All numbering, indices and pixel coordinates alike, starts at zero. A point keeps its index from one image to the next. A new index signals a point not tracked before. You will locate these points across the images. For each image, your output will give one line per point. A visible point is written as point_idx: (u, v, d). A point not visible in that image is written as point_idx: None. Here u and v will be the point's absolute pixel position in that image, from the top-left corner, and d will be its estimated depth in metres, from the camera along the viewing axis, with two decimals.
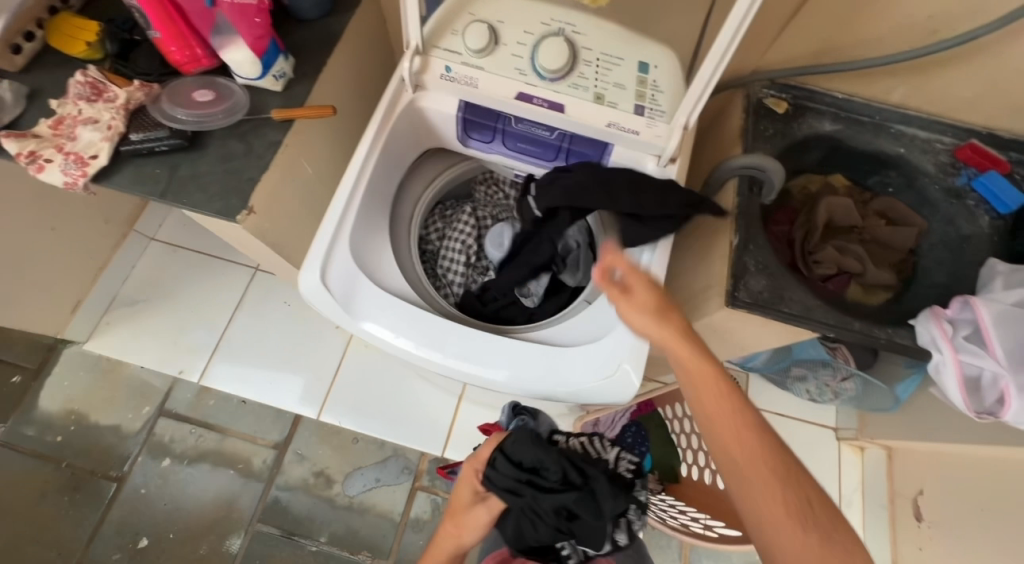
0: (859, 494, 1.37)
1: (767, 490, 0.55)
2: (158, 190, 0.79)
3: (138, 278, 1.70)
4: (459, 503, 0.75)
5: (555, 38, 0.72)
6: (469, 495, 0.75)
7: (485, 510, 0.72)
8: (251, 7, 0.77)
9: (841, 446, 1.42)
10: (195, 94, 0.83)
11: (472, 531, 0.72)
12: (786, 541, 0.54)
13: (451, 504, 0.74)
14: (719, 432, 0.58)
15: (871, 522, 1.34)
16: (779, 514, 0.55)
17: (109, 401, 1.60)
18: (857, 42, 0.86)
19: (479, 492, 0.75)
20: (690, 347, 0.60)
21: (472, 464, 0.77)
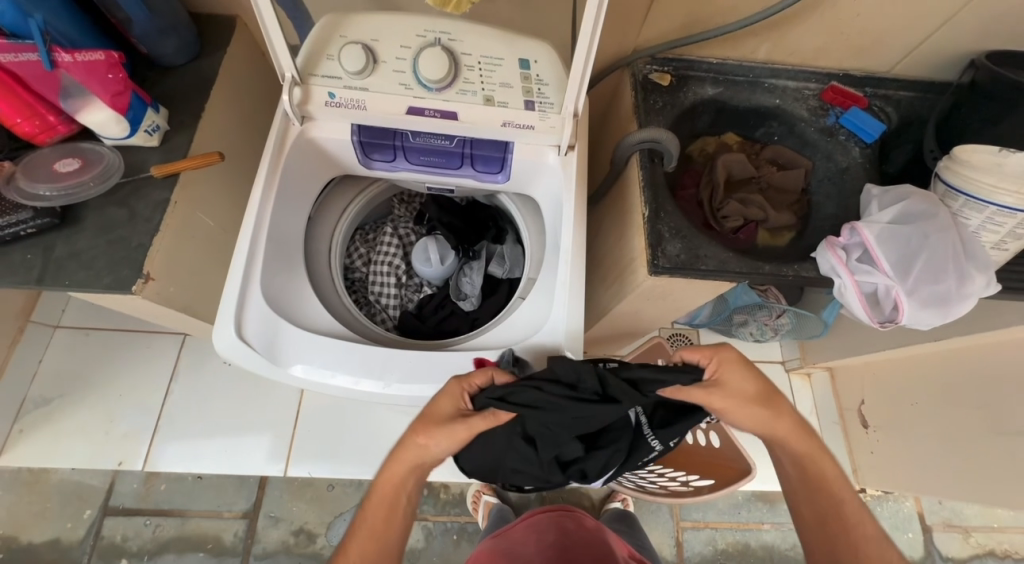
0: (814, 417, 1.48)
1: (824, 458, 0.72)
2: (33, 277, 0.71)
3: (49, 372, 1.54)
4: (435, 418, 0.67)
5: (433, 48, 0.72)
6: (449, 410, 0.67)
7: (462, 428, 0.64)
8: (100, 63, 0.70)
9: (790, 376, 1.53)
10: (58, 165, 0.76)
11: (440, 444, 0.66)
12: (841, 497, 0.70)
13: (425, 414, 0.67)
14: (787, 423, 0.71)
15: (829, 439, 1.45)
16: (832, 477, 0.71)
17: (41, 514, 1.44)
18: (717, 10, 0.92)
19: (461, 411, 0.67)
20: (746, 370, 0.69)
21: (461, 383, 0.68)
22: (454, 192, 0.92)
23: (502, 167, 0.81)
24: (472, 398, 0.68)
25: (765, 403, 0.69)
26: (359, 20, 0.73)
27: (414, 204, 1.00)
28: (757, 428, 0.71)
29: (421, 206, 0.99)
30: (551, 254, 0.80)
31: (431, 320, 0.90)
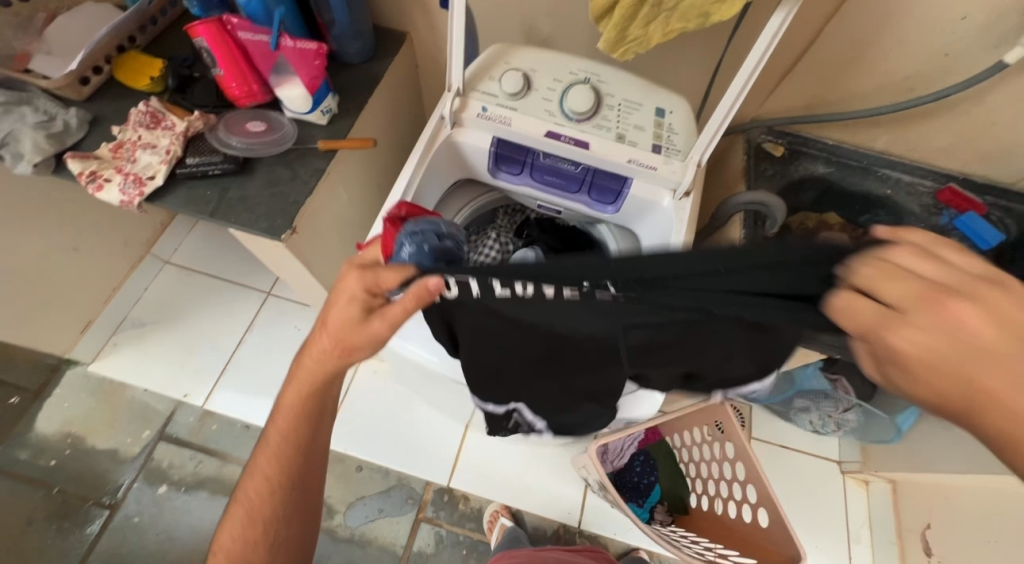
0: (866, 529, 1.38)
1: None
2: (208, 210, 0.84)
3: (150, 300, 1.72)
4: (347, 343, 0.57)
5: (582, 85, 0.81)
6: (355, 312, 0.55)
7: (381, 324, 0.54)
8: (311, 51, 0.85)
9: (845, 478, 1.44)
10: (248, 125, 0.91)
11: (370, 344, 0.57)
12: None
13: (331, 322, 0.56)
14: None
15: (881, 558, 1.34)
16: None
17: (109, 423, 1.58)
18: (843, 96, 0.96)
19: (369, 306, 0.56)
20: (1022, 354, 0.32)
21: (363, 282, 0.55)
22: (560, 214, 0.99)
23: (616, 200, 0.88)
24: (376, 294, 0.56)
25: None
26: (523, 52, 0.85)
27: (517, 218, 1.08)
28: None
29: (523, 220, 1.07)
30: None
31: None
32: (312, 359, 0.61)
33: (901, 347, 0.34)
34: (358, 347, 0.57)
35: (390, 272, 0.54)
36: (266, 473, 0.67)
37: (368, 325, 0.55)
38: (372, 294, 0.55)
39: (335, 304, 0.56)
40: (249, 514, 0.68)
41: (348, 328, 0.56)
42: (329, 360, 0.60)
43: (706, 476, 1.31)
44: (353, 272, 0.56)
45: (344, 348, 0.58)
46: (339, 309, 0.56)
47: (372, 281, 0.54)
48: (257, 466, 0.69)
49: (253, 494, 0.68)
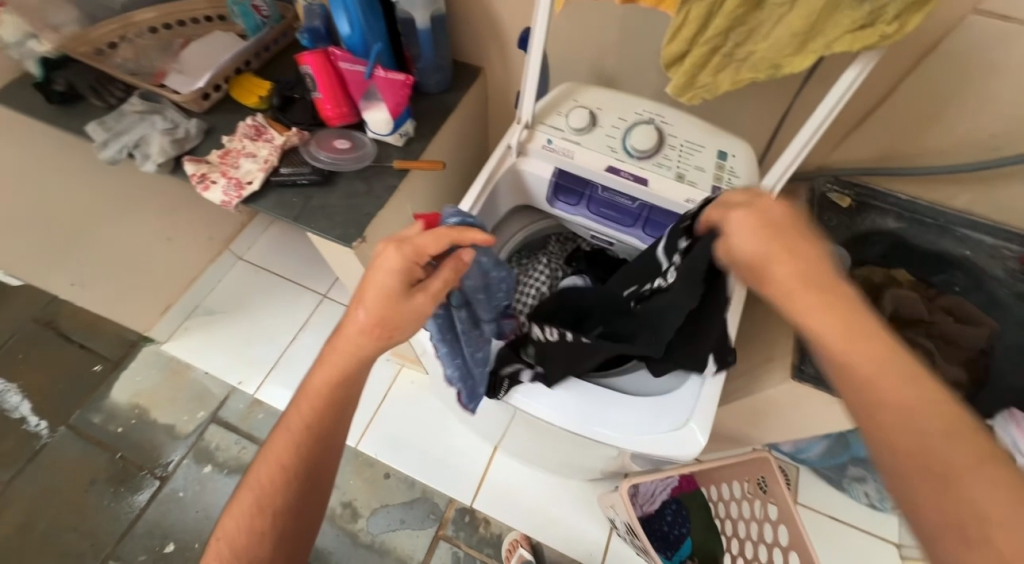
0: None
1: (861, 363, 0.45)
2: (293, 214, 0.94)
3: (222, 290, 1.89)
4: (388, 320, 0.60)
5: (646, 125, 0.85)
6: (399, 286, 0.60)
7: (423, 299, 0.61)
8: (399, 82, 0.94)
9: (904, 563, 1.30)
10: (335, 142, 1.01)
11: (410, 321, 0.61)
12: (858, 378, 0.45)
13: (372, 297, 0.60)
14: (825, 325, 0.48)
15: None
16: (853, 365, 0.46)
17: (171, 400, 1.72)
18: (918, 150, 0.93)
19: (410, 281, 0.62)
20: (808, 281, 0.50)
21: (407, 256, 0.61)
22: (613, 245, 1.02)
23: None
24: (417, 269, 0.62)
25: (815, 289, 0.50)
26: (591, 92, 0.90)
27: (568, 246, 1.10)
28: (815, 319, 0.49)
29: (574, 249, 1.09)
30: None
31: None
32: (351, 334, 0.60)
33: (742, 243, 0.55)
34: (400, 321, 0.60)
35: (430, 238, 0.62)
36: (276, 462, 0.59)
37: (411, 297, 0.61)
38: (414, 268, 0.61)
39: (378, 278, 0.60)
40: (241, 522, 0.58)
41: (392, 300, 0.60)
42: (367, 335, 0.60)
43: (744, 537, 1.22)
44: (392, 245, 0.61)
45: (382, 328, 0.60)
46: (383, 279, 0.60)
47: (412, 253, 0.61)
48: (267, 452, 0.60)
49: (249, 498, 0.59)
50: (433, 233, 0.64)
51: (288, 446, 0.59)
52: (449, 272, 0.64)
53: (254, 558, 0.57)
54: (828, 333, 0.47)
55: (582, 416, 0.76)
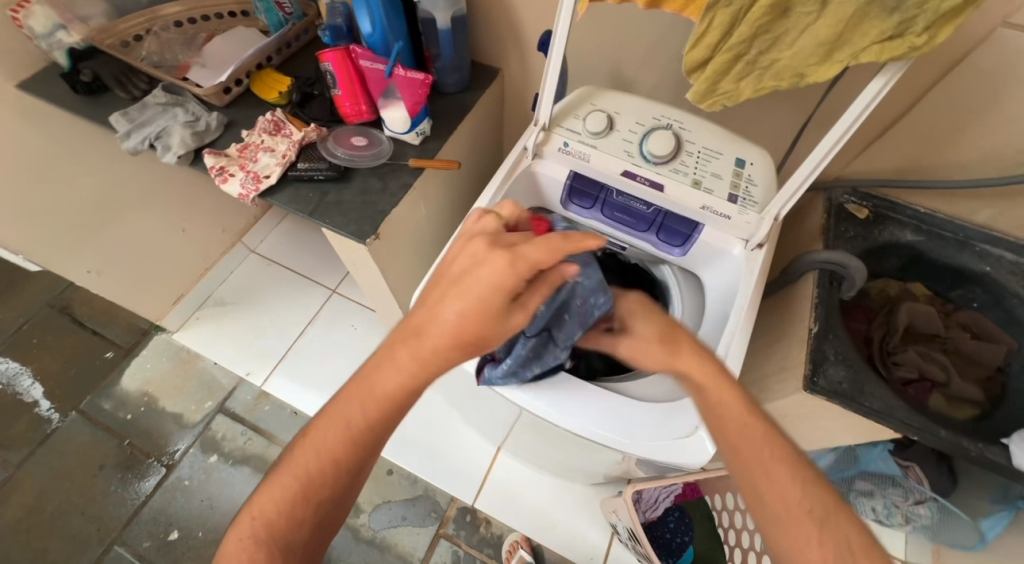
0: None
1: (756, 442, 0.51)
2: (308, 209, 0.95)
3: (233, 282, 1.91)
4: (482, 339, 0.52)
5: (664, 130, 0.84)
6: (502, 303, 0.52)
7: (524, 318, 0.54)
8: (418, 81, 0.95)
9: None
10: (352, 139, 1.02)
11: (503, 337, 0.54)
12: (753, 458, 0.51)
13: (472, 314, 0.51)
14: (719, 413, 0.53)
15: None
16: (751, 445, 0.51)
17: (180, 389, 1.74)
18: (940, 164, 0.92)
19: (512, 296, 0.52)
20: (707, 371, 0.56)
21: (519, 270, 0.51)
22: (624, 251, 1.00)
23: (684, 243, 0.89)
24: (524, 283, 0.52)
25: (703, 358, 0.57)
26: (610, 96, 0.90)
27: None
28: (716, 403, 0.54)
29: None
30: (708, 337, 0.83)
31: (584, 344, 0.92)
32: (436, 342, 0.52)
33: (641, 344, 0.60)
34: (490, 339, 0.53)
35: (546, 252, 0.51)
36: (327, 453, 0.53)
37: (511, 316, 0.53)
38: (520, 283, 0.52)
39: (478, 287, 0.51)
40: (275, 508, 0.53)
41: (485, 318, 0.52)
42: (454, 348, 0.52)
43: (746, 549, 1.21)
44: (500, 253, 0.51)
45: (470, 344, 0.52)
46: (485, 292, 0.51)
47: (525, 265, 0.51)
48: (315, 438, 0.54)
49: (288, 487, 0.53)
50: (543, 236, 0.52)
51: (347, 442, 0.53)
52: (551, 282, 0.55)
53: (285, 547, 0.53)
54: (723, 416, 0.53)
55: (590, 419, 0.76)
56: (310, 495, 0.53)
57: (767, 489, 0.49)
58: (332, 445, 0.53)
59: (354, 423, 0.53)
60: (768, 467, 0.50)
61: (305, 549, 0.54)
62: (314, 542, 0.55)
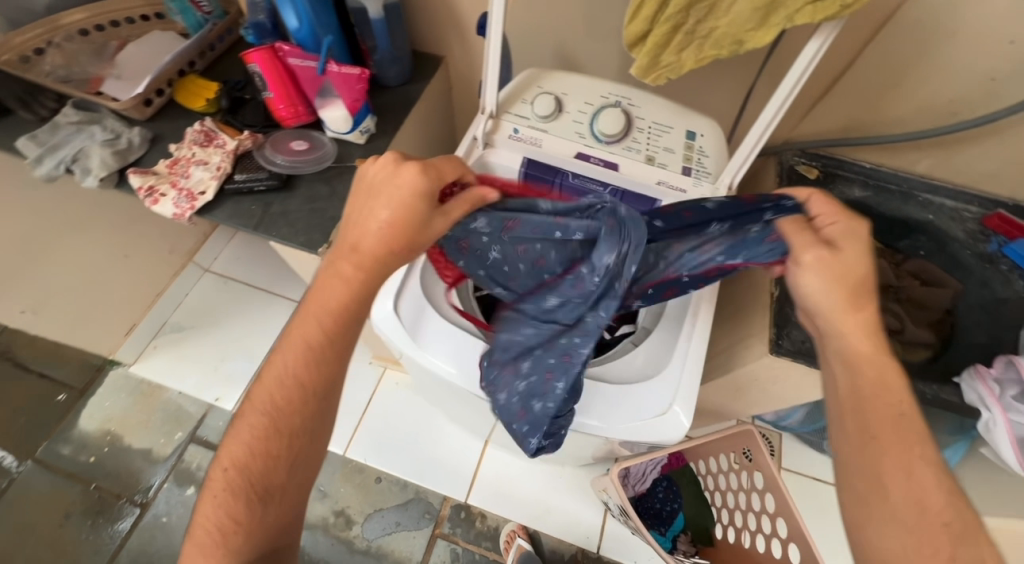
0: None
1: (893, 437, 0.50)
2: (252, 223, 0.89)
3: (190, 305, 1.81)
4: (406, 246, 0.55)
5: (613, 108, 0.83)
6: (422, 212, 0.55)
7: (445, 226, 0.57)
8: (354, 76, 0.90)
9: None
10: (291, 144, 0.96)
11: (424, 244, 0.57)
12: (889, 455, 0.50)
13: (394, 219, 0.54)
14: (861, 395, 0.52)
15: None
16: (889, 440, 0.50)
17: (145, 423, 1.65)
18: (881, 119, 0.95)
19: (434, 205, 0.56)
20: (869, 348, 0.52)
21: (433, 185, 0.55)
22: None
23: None
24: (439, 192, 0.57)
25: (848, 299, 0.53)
26: (556, 76, 0.87)
27: None
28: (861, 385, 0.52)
29: None
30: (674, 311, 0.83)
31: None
32: (369, 250, 0.55)
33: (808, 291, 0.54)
34: (416, 247, 0.56)
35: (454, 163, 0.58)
36: (293, 376, 0.57)
37: (433, 224, 0.56)
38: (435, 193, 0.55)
39: (397, 196, 0.54)
40: (254, 439, 0.58)
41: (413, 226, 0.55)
42: (389, 254, 0.55)
43: (732, 507, 1.26)
44: (411, 165, 0.55)
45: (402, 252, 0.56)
46: (403, 200, 0.54)
47: (437, 175, 0.55)
48: (282, 363, 0.59)
49: (261, 418, 0.58)
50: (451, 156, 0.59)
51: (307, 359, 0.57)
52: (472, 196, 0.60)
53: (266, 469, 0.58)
54: (866, 405, 0.51)
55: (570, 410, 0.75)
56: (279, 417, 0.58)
57: (898, 489, 0.49)
58: (294, 373, 0.57)
59: (310, 345, 0.57)
60: (913, 463, 0.49)
61: (285, 472, 0.59)
62: (291, 474, 0.59)
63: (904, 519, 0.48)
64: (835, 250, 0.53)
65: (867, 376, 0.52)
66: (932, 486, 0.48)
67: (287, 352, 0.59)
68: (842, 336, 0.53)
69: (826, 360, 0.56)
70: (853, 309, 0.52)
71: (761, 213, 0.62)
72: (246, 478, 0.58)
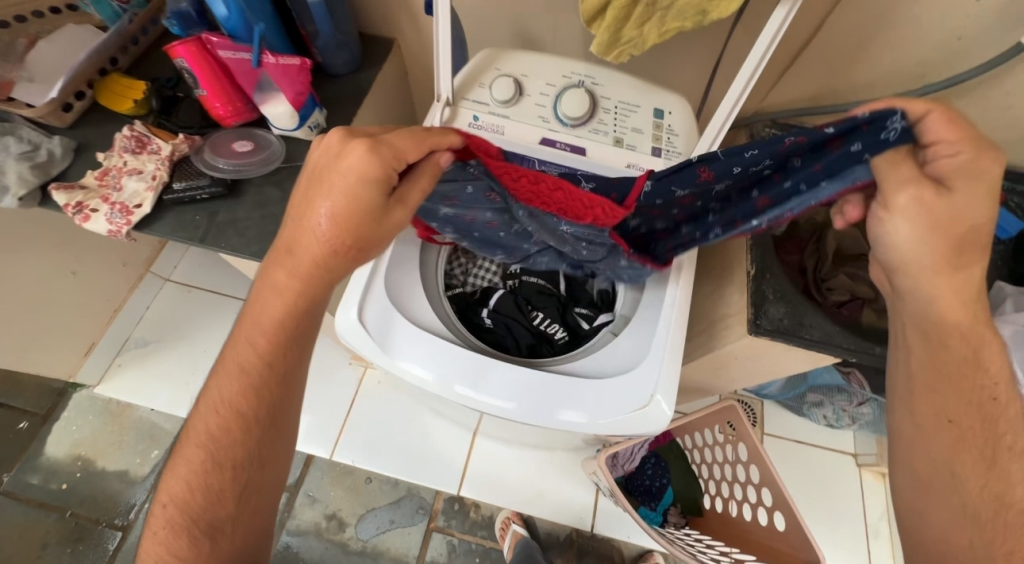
0: (886, 523, 1.36)
1: (972, 419, 0.52)
2: (198, 235, 0.82)
3: (152, 318, 1.72)
4: (361, 239, 0.54)
5: (577, 88, 0.78)
6: (378, 199, 0.52)
7: (404, 213, 0.55)
8: (294, 67, 0.83)
9: (861, 471, 1.41)
10: (234, 145, 0.89)
11: (380, 231, 0.55)
12: (962, 440, 0.52)
13: (347, 208, 0.51)
14: (944, 373, 0.53)
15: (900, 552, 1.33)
16: (967, 426, 0.52)
17: (118, 445, 1.58)
18: (850, 85, 0.92)
19: (389, 188, 0.53)
20: (967, 317, 0.52)
21: (388, 164, 0.52)
22: None
23: None
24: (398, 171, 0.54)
25: (953, 261, 0.50)
26: (513, 57, 0.82)
27: None
28: (940, 359, 0.53)
29: None
30: (651, 297, 0.81)
31: (533, 323, 0.89)
32: (310, 256, 0.54)
33: (898, 245, 0.51)
34: (371, 239, 0.54)
35: (410, 141, 0.53)
36: (232, 405, 0.56)
37: (388, 211, 0.54)
38: (391, 174, 0.52)
39: (340, 184, 0.51)
40: (190, 474, 0.56)
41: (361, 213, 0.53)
42: (332, 256, 0.54)
43: (718, 478, 1.29)
44: (357, 145, 0.51)
45: (351, 248, 0.54)
46: (348, 186, 0.51)
47: (390, 157, 0.52)
48: (221, 391, 0.57)
49: (197, 455, 0.56)
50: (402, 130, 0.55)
51: (245, 384, 0.56)
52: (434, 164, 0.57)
53: (210, 512, 0.55)
54: (944, 386, 0.53)
55: (553, 407, 0.73)
56: (220, 449, 0.56)
57: (968, 475, 0.51)
58: (232, 398, 0.56)
59: (246, 371, 0.56)
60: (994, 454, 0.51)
61: (235, 517, 0.56)
62: (240, 518, 0.56)
63: (977, 512, 0.50)
64: (942, 192, 0.47)
65: (952, 356, 0.52)
66: (1017, 478, 0.50)
67: (223, 378, 0.58)
68: (930, 302, 0.52)
69: (900, 331, 0.56)
70: (951, 272, 0.50)
71: (852, 153, 0.50)
72: (187, 516, 0.55)
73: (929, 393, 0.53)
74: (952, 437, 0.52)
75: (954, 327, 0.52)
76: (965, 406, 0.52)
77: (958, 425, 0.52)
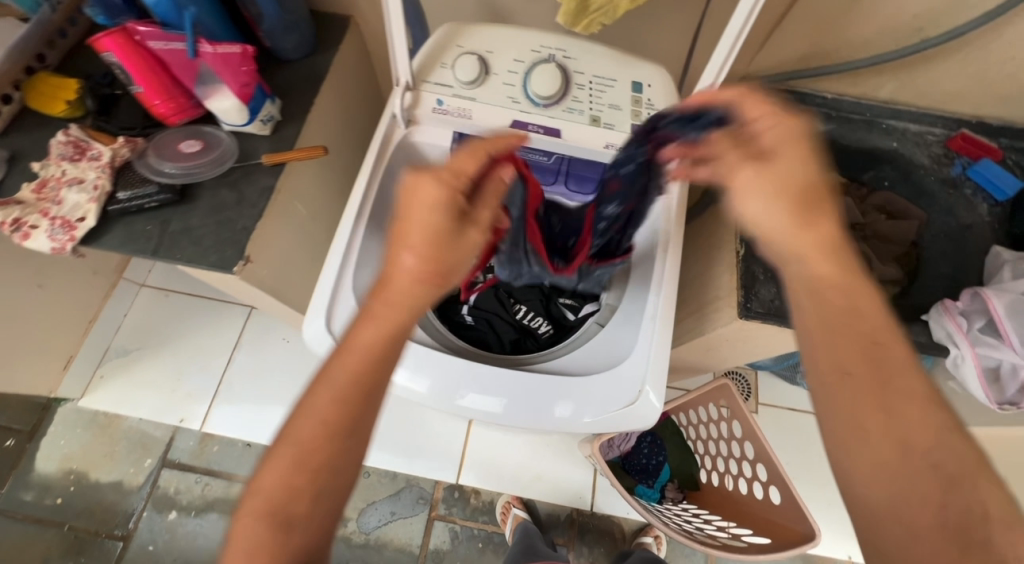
0: None
1: (867, 371, 0.42)
2: (150, 247, 0.76)
3: (131, 325, 1.66)
4: (440, 259, 0.46)
5: (547, 64, 0.72)
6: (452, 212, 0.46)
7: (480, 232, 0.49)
8: (235, 56, 0.74)
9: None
10: (180, 146, 0.81)
11: (461, 254, 0.47)
12: (853, 397, 0.42)
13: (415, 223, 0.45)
14: (829, 327, 0.44)
15: None
16: (861, 386, 0.42)
17: (110, 456, 1.55)
18: (841, 43, 0.86)
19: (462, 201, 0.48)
20: (826, 260, 0.45)
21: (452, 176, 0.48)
22: None
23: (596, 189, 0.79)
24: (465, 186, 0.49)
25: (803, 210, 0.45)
26: (476, 31, 0.74)
27: None
28: (823, 312, 0.45)
29: None
30: (636, 287, 0.78)
31: (516, 317, 0.85)
32: (393, 300, 0.46)
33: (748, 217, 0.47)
34: (450, 261, 0.47)
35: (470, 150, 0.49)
36: (288, 480, 0.42)
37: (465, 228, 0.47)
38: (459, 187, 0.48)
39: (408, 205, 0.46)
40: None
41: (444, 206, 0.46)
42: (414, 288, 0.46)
43: (713, 453, 1.30)
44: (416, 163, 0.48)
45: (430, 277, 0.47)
46: (414, 203, 0.46)
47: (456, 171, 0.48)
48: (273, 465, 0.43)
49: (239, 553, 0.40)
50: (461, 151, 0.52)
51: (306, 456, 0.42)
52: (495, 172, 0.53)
53: None
54: (833, 340, 0.44)
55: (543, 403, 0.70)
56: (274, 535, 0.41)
57: (878, 443, 0.40)
58: (291, 471, 0.42)
59: (304, 439, 0.43)
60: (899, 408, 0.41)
61: None
62: None
63: (907, 490, 0.38)
64: (767, 164, 0.46)
65: (835, 310, 0.44)
66: (938, 444, 0.39)
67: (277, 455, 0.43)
68: (795, 259, 0.46)
69: (792, 297, 0.47)
70: (804, 225, 0.45)
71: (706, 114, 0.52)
72: None
73: (817, 355, 0.45)
74: (843, 396, 0.42)
75: (828, 280, 0.45)
76: (868, 365, 0.42)
77: (857, 390, 0.42)
